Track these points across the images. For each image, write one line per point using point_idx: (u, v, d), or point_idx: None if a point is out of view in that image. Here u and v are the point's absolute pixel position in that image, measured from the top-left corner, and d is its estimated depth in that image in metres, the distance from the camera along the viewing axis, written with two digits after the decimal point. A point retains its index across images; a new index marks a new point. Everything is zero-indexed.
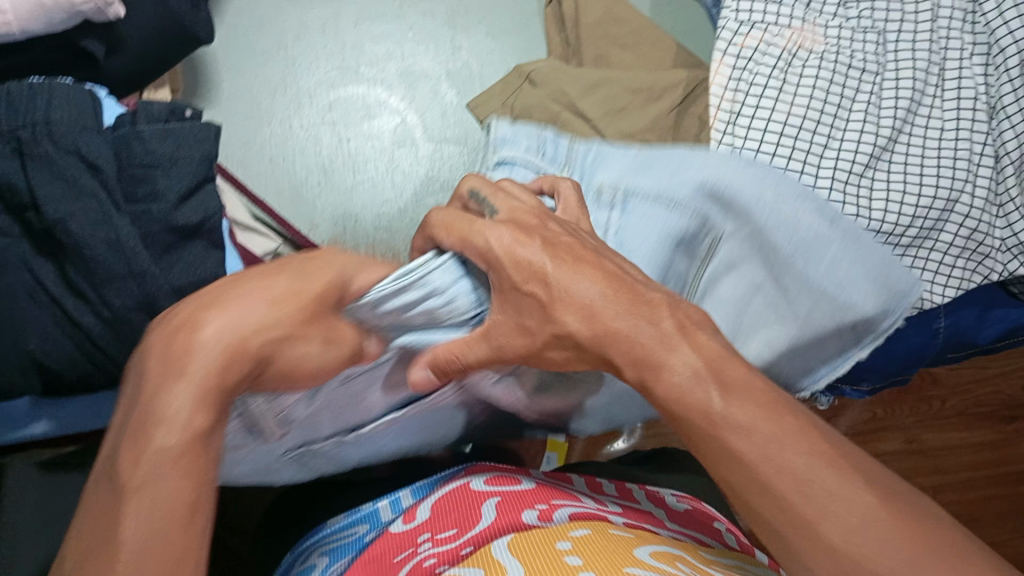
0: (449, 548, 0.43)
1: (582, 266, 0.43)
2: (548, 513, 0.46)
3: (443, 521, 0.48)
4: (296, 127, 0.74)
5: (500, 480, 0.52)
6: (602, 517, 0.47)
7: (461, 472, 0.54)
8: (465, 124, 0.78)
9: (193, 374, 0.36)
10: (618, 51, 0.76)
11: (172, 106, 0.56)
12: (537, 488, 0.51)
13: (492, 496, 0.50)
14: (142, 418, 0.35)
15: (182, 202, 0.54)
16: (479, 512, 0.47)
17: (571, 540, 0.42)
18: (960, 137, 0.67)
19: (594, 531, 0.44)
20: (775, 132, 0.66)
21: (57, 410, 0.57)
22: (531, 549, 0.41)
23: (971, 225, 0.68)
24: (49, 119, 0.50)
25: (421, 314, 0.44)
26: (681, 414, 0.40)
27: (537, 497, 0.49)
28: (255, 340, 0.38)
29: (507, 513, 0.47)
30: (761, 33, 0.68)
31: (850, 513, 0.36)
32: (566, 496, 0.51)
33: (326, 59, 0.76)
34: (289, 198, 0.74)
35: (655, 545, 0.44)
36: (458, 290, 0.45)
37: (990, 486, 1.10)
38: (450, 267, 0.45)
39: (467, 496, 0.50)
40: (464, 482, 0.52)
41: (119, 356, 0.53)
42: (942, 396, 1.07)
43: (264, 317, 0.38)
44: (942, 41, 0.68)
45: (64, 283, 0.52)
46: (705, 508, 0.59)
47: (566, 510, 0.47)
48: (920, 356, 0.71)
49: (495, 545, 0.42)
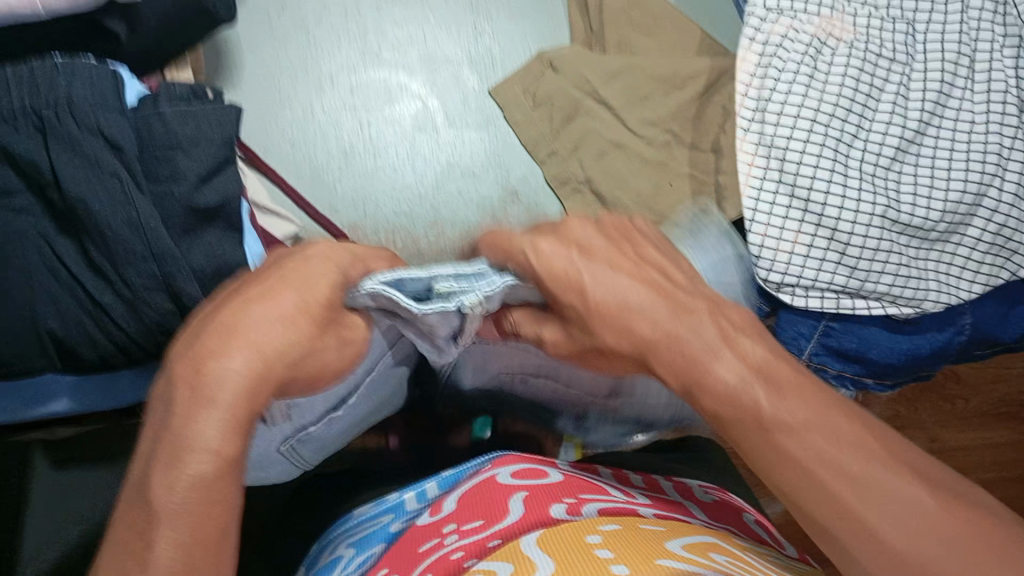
0: (476, 541, 0.43)
1: (619, 275, 0.42)
2: (576, 508, 0.46)
3: (469, 515, 0.47)
4: (317, 111, 0.74)
5: (529, 474, 0.52)
6: (632, 510, 0.48)
7: (488, 465, 0.55)
8: (487, 110, 0.77)
9: (223, 401, 0.35)
10: (640, 39, 0.75)
11: (194, 88, 0.55)
12: (566, 482, 0.51)
13: (520, 490, 0.49)
14: (170, 443, 0.35)
15: (202, 182, 0.53)
16: (507, 506, 0.47)
17: (601, 533, 0.41)
18: (990, 131, 0.65)
19: (624, 525, 0.43)
20: (807, 119, 0.65)
21: (80, 388, 0.59)
22: (561, 539, 0.41)
23: (998, 221, 0.66)
24: (71, 96, 0.50)
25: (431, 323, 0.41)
26: (729, 419, 0.39)
27: (566, 491, 0.49)
28: (278, 365, 0.37)
29: (534, 509, 0.46)
30: (790, 21, 0.66)
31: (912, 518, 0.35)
32: (594, 489, 0.51)
33: (348, 42, 0.75)
34: (310, 181, 0.74)
35: (687, 536, 0.43)
36: (449, 326, 0.41)
37: (1010, 486, 1.09)
38: (451, 317, 0.40)
39: (496, 489, 0.50)
40: (489, 476, 0.52)
41: (138, 336, 0.54)
42: (965, 396, 1.05)
43: (283, 339, 0.38)
44: (972, 32, 0.66)
45: (85, 262, 0.52)
46: (733, 500, 0.59)
47: (595, 505, 0.47)
48: (942, 356, 0.70)
49: (523, 539, 0.41)
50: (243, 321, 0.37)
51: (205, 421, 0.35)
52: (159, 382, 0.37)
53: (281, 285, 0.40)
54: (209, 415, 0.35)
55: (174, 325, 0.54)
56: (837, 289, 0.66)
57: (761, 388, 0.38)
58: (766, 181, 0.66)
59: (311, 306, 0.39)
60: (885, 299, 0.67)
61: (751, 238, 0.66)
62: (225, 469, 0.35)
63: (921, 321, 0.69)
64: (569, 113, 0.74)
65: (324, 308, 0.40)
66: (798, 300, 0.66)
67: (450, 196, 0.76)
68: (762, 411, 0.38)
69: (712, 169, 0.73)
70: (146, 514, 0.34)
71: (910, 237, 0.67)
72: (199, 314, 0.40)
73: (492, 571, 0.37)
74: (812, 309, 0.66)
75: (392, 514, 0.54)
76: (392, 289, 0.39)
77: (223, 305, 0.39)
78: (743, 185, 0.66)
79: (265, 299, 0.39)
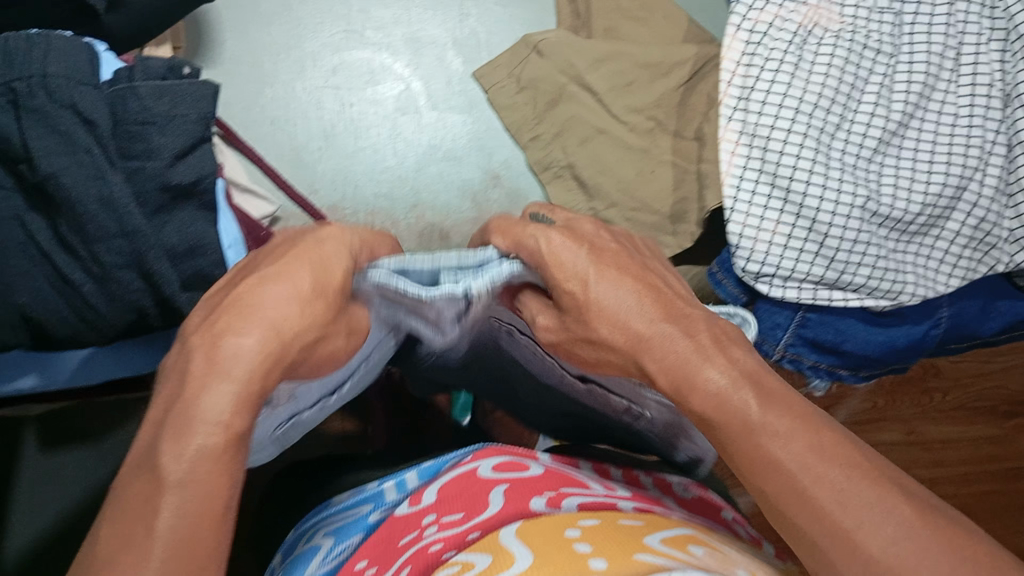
0: (454, 533, 0.43)
1: (623, 278, 0.43)
2: (556, 501, 0.46)
3: (450, 510, 0.47)
4: (299, 90, 0.74)
5: (510, 465, 0.53)
6: (613, 504, 0.48)
7: (468, 457, 0.55)
8: (470, 95, 0.77)
9: (237, 376, 0.34)
10: (628, 25, 0.75)
11: (171, 62, 0.55)
12: (546, 475, 0.52)
13: (500, 483, 0.49)
14: (162, 429, 0.34)
15: (177, 160, 0.53)
16: (487, 499, 0.47)
17: (581, 528, 0.41)
18: (973, 124, 0.66)
19: (603, 521, 0.43)
20: (790, 109, 0.65)
21: (47, 365, 0.58)
22: (540, 532, 0.41)
23: (977, 216, 0.66)
24: (45, 70, 0.49)
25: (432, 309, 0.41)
26: (717, 423, 0.40)
27: (547, 484, 0.50)
28: (291, 347, 0.36)
29: (514, 501, 0.46)
30: (777, 9, 0.66)
31: (887, 524, 0.35)
32: (575, 483, 0.51)
33: (332, 22, 0.75)
34: (289, 161, 0.73)
35: (666, 530, 0.44)
36: (456, 310, 0.42)
37: (987, 481, 1.10)
38: (458, 302, 0.41)
39: (476, 482, 0.50)
40: (471, 469, 0.52)
41: (108, 313, 0.53)
42: (944, 389, 1.06)
43: (296, 320, 0.36)
44: (959, 25, 0.66)
45: (55, 238, 0.51)
46: (710, 497, 0.59)
47: (574, 499, 0.47)
48: (917, 349, 0.70)
49: (502, 530, 0.42)
50: (260, 298, 0.36)
51: (206, 392, 0.34)
52: (168, 361, 0.37)
53: (296, 257, 0.39)
54: (222, 388, 0.34)
55: (145, 303, 0.54)
56: (814, 280, 0.66)
57: (750, 391, 0.39)
58: (748, 170, 0.65)
59: (325, 286, 0.38)
60: (862, 291, 0.67)
61: (731, 227, 0.66)
62: (231, 443, 0.34)
63: (900, 313, 0.69)
64: (554, 98, 0.74)
65: (339, 293, 0.39)
66: (775, 290, 0.66)
67: (431, 179, 0.75)
68: (751, 416, 0.39)
69: (694, 157, 0.72)
70: (148, 489, 0.33)
71: (890, 229, 0.67)
72: (209, 293, 0.40)
73: (471, 565, 0.38)
74: (789, 299, 0.67)
75: (371, 505, 0.56)
76: (395, 279, 0.40)
77: (236, 283, 0.39)
78: (725, 174, 0.66)
79: (279, 271, 0.38)
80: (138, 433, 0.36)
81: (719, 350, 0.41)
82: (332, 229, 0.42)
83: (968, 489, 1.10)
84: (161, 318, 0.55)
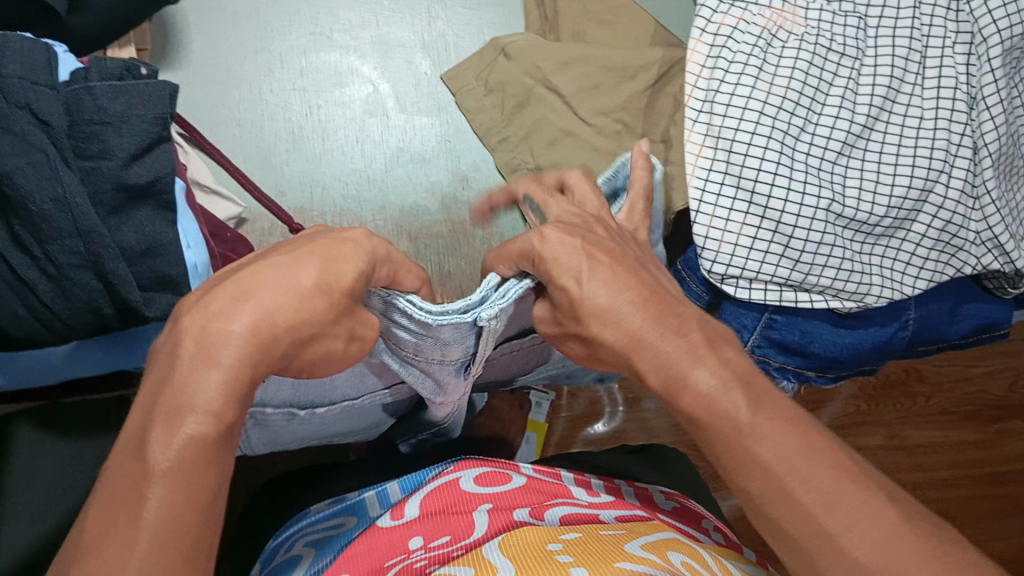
0: (439, 544, 0.46)
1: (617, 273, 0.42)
2: (539, 512, 0.50)
3: (432, 523, 0.49)
4: (266, 92, 0.74)
5: (493, 478, 0.55)
6: (594, 517, 0.51)
7: (450, 467, 0.56)
8: (439, 97, 0.77)
9: (228, 364, 0.33)
10: (596, 27, 0.75)
11: (127, 63, 0.55)
12: (528, 487, 0.54)
13: (485, 500, 0.52)
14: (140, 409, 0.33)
15: (133, 160, 0.53)
16: (470, 518, 0.49)
17: (561, 543, 0.44)
18: (938, 126, 0.65)
19: (585, 534, 0.46)
20: (754, 110, 0.65)
21: (14, 364, 0.57)
22: (521, 545, 0.44)
23: (944, 218, 0.66)
24: (1, 71, 0.49)
25: (448, 334, 0.41)
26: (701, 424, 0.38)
27: (529, 497, 0.52)
28: (284, 339, 0.34)
29: (499, 518, 0.49)
30: (741, 12, 0.66)
31: (875, 526, 0.35)
32: (558, 492, 0.54)
33: (299, 24, 0.76)
34: (257, 164, 0.73)
35: (644, 535, 0.47)
36: (462, 344, 0.42)
37: (972, 485, 1.09)
38: (466, 330, 0.41)
39: (460, 496, 0.52)
40: (453, 479, 0.54)
41: (64, 313, 0.53)
42: (927, 394, 1.06)
43: (294, 313, 0.35)
44: (924, 28, 0.66)
45: (10, 237, 0.50)
46: (692, 507, 0.60)
47: (558, 510, 0.51)
48: (885, 351, 0.70)
49: (484, 546, 0.44)
50: (253, 281, 0.35)
51: (195, 378, 0.32)
52: (157, 349, 0.35)
53: (309, 250, 0.37)
54: (212, 377, 0.32)
55: (101, 303, 0.53)
56: (780, 281, 0.66)
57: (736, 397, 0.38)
58: (712, 173, 0.65)
59: (333, 285, 0.36)
60: (827, 292, 0.67)
61: (697, 228, 0.66)
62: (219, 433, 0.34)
63: (867, 315, 0.69)
64: (521, 101, 0.74)
65: (346, 297, 0.37)
66: (741, 291, 0.66)
67: (399, 180, 0.76)
68: (739, 420, 0.37)
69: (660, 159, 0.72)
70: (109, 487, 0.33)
71: (855, 231, 0.67)
72: (212, 278, 0.38)
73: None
74: (754, 300, 0.66)
75: (354, 518, 0.55)
76: (413, 304, 0.40)
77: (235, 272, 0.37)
78: (690, 175, 0.66)
79: (284, 262, 0.36)
80: (124, 425, 0.34)
81: (697, 361, 0.39)
82: (357, 234, 0.41)
83: (951, 493, 1.08)
84: (117, 318, 0.54)
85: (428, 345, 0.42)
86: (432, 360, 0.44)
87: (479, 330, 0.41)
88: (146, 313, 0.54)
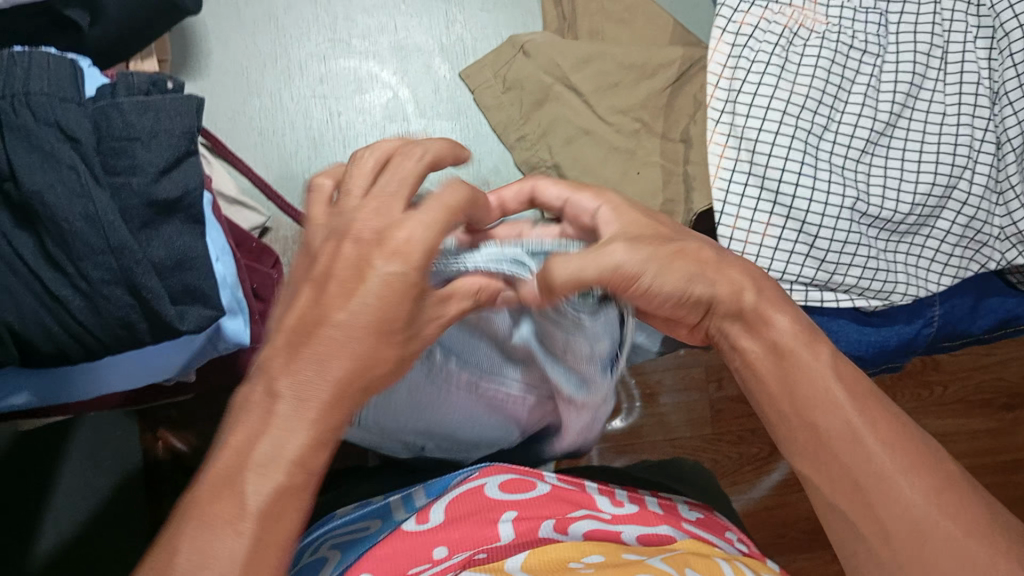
0: (463, 554, 0.48)
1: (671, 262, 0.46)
2: (564, 525, 0.51)
3: (461, 530, 0.50)
4: (286, 99, 0.75)
5: (518, 485, 0.55)
6: (616, 536, 0.51)
7: (476, 473, 0.55)
8: (458, 99, 0.77)
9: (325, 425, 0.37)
10: (612, 26, 0.75)
11: (153, 78, 0.55)
12: (554, 495, 0.54)
13: (509, 509, 0.52)
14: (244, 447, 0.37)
15: (163, 174, 0.53)
16: (496, 529, 0.50)
17: (585, 561, 0.46)
18: (961, 122, 0.65)
19: (608, 557, 0.46)
20: (777, 110, 0.64)
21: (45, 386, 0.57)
22: (545, 563, 0.46)
23: (968, 214, 0.66)
24: (27, 89, 0.49)
25: (596, 323, 0.46)
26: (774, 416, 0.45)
27: (553, 507, 0.53)
28: None
29: (525, 533, 0.50)
30: (762, 11, 0.66)
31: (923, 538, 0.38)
32: (582, 503, 0.54)
33: (317, 31, 0.76)
34: (278, 171, 0.74)
35: (663, 553, 0.47)
36: (609, 340, 0.48)
37: (988, 473, 1.08)
38: (611, 319, 0.47)
39: (485, 503, 0.53)
40: (478, 486, 0.54)
41: (95, 329, 0.53)
42: (943, 383, 1.06)
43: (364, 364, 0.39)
44: (946, 23, 0.66)
45: (42, 255, 0.51)
46: (716, 518, 0.59)
47: (582, 525, 0.51)
48: (909, 349, 0.70)
49: (509, 561, 0.46)
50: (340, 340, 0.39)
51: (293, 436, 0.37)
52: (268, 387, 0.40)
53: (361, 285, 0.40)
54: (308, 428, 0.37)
55: (133, 317, 0.53)
56: (805, 281, 0.66)
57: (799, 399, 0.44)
58: (736, 172, 0.65)
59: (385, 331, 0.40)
60: (853, 290, 0.67)
61: (721, 230, 0.65)
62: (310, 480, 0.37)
63: (891, 313, 0.69)
64: (539, 98, 0.74)
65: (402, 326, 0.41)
66: None
67: None
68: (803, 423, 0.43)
69: (680, 159, 0.72)
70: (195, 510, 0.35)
71: (880, 229, 0.67)
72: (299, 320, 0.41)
73: None
74: None
75: (378, 520, 0.54)
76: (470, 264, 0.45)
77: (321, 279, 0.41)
78: (714, 176, 0.65)
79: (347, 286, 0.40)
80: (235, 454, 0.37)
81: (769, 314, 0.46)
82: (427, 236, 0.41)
83: None
84: (149, 334, 0.54)
85: (579, 343, 0.47)
86: (579, 358, 0.49)
87: (621, 317, 0.48)
88: (180, 328, 0.54)
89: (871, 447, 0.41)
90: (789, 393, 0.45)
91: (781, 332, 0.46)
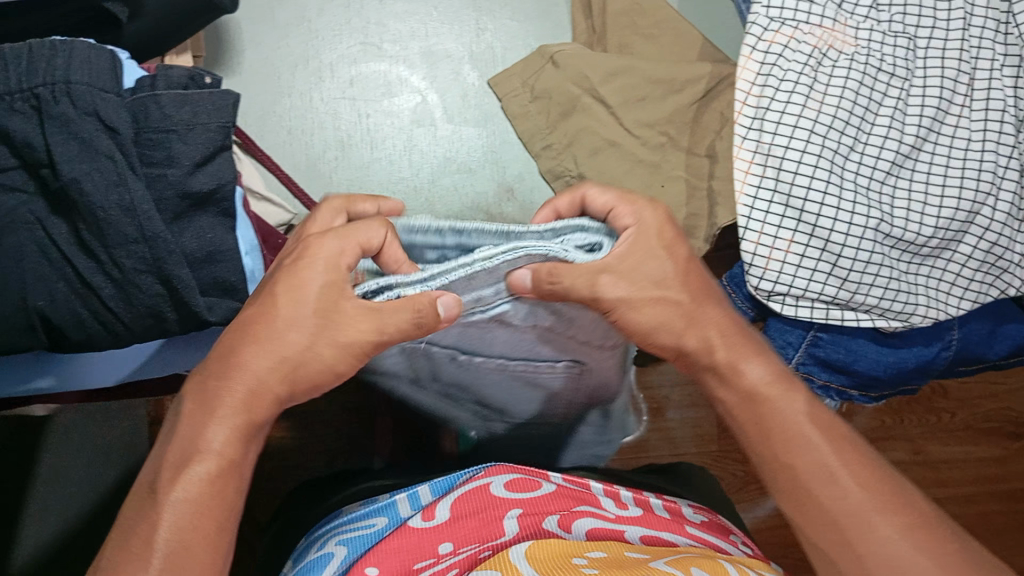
0: (469, 551, 0.48)
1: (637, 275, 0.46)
2: (568, 523, 0.51)
3: (467, 527, 0.50)
4: (316, 101, 0.76)
5: (524, 483, 0.54)
6: (619, 535, 0.51)
7: (481, 471, 0.55)
8: (486, 107, 0.78)
9: None
10: (641, 41, 0.76)
11: (192, 73, 0.55)
12: (559, 493, 0.54)
13: (515, 505, 0.52)
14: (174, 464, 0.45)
15: (197, 167, 0.53)
16: (501, 526, 0.50)
17: (587, 557, 0.45)
18: (986, 149, 0.66)
19: (611, 554, 0.46)
20: (805, 129, 0.65)
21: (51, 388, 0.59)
22: (548, 555, 0.45)
23: (990, 240, 0.66)
24: (68, 78, 0.48)
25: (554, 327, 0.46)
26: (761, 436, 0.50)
27: (558, 503, 0.53)
28: None
29: (530, 530, 0.49)
30: (792, 31, 0.66)
31: None
32: (587, 501, 0.54)
33: (349, 34, 0.77)
34: (305, 170, 0.75)
35: (670, 555, 0.47)
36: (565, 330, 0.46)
37: (993, 502, 1.08)
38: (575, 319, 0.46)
39: (490, 500, 0.52)
40: (485, 484, 0.54)
41: (127, 318, 0.53)
42: (951, 410, 1.06)
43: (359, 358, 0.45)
44: (973, 50, 0.66)
45: (76, 243, 0.51)
46: (720, 522, 0.59)
47: (586, 523, 0.51)
48: (925, 371, 0.71)
49: (512, 551, 0.45)
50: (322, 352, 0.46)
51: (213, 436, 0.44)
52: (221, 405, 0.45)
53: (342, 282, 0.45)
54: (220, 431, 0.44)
55: (163, 308, 0.53)
56: (826, 300, 0.66)
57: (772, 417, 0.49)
58: (761, 188, 0.66)
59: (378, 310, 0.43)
60: (873, 310, 0.67)
61: (744, 246, 0.66)
62: (225, 470, 0.45)
63: (910, 334, 0.70)
64: (567, 109, 0.75)
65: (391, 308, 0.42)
66: (786, 308, 0.67)
67: (445, 190, 0.77)
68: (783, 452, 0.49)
69: (705, 174, 0.73)
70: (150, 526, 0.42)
71: (901, 251, 0.67)
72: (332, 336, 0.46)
73: None
74: (800, 318, 0.67)
75: (384, 517, 0.54)
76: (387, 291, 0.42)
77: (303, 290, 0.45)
78: (738, 193, 0.66)
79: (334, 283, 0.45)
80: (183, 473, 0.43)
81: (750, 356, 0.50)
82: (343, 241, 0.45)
83: (970, 509, 1.07)
84: (178, 324, 0.54)
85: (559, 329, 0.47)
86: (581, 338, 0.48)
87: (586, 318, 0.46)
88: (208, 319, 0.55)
89: (846, 485, 0.47)
90: (759, 420, 0.49)
91: (755, 378, 0.50)
